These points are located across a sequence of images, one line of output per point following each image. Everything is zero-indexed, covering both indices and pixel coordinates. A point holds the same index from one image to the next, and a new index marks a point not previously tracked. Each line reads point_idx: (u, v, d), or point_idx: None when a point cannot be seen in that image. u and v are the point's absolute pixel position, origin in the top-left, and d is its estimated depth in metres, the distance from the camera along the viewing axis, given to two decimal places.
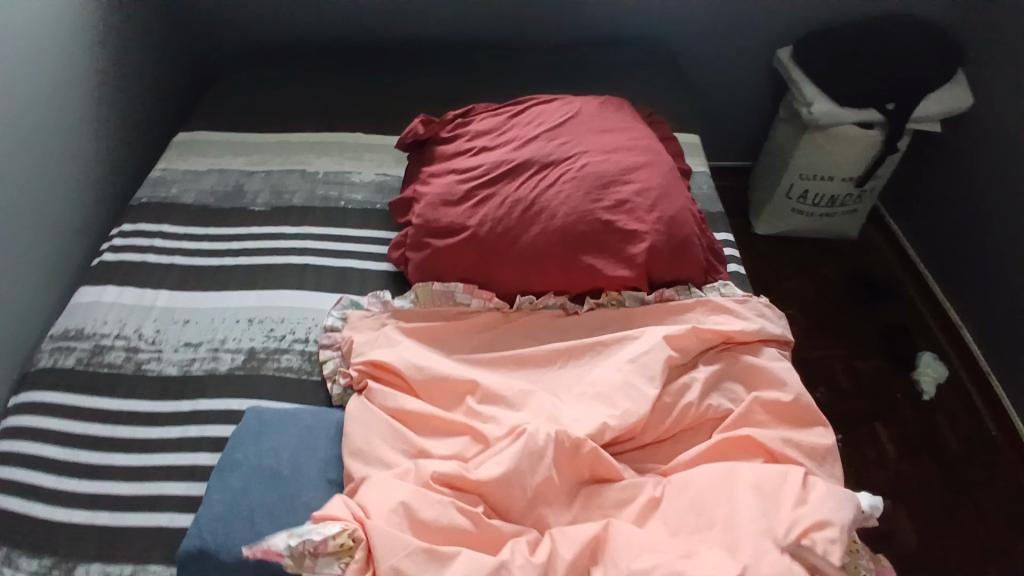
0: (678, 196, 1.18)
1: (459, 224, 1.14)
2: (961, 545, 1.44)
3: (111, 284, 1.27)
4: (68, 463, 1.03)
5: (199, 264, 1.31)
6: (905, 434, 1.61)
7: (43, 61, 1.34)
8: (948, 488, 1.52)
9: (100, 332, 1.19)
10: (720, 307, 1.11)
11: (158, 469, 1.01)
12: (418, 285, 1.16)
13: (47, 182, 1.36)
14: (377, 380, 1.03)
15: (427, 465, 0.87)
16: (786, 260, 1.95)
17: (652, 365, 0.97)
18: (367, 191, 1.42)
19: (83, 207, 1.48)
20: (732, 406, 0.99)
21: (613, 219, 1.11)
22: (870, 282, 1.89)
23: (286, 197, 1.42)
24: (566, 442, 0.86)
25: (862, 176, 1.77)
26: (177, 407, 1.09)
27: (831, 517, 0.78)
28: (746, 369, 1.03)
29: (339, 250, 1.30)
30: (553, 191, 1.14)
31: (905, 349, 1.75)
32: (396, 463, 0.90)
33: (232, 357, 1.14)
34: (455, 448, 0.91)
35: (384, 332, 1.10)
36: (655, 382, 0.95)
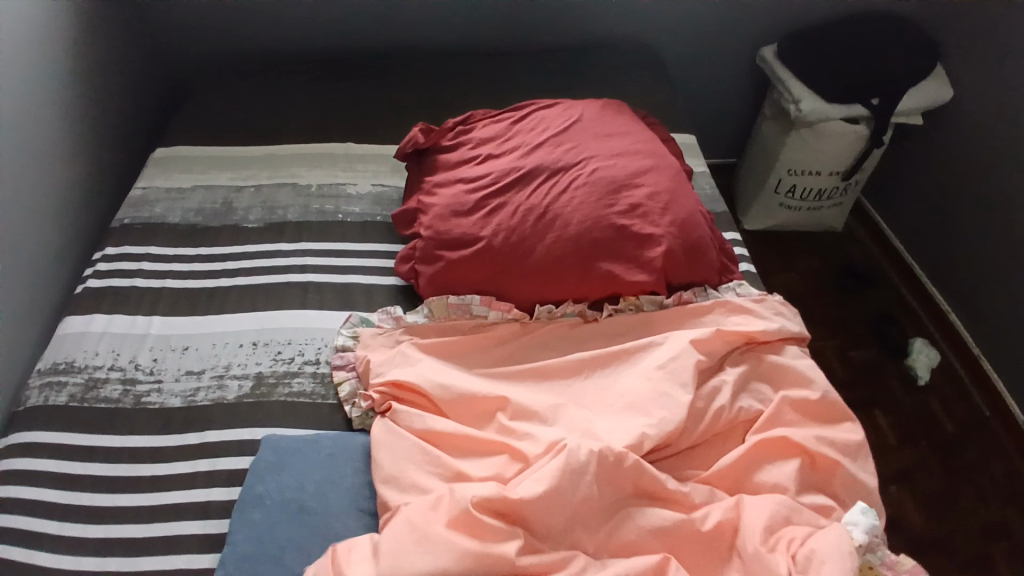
0: (690, 199, 1.17)
1: (471, 235, 1.12)
2: (966, 525, 1.48)
3: (99, 312, 1.21)
4: (72, 507, 0.97)
5: (193, 286, 1.24)
6: (903, 420, 1.65)
7: (11, 79, 1.25)
8: (950, 470, 1.56)
9: (92, 365, 1.13)
10: (739, 308, 1.11)
11: (170, 508, 0.96)
12: (432, 299, 1.12)
13: (22, 207, 1.28)
14: (400, 401, 1.00)
15: (463, 490, 0.82)
16: (776, 255, 1.97)
17: (682, 371, 0.96)
18: (365, 203, 1.38)
19: (60, 231, 1.40)
20: (761, 407, 0.98)
21: (630, 224, 1.10)
22: (858, 273, 1.93)
23: (279, 213, 1.37)
24: (608, 456, 0.84)
25: (848, 170, 1.81)
26: (184, 441, 1.03)
27: None
28: (770, 370, 1.03)
29: (342, 265, 1.25)
30: (566, 198, 1.12)
31: (897, 337, 1.79)
32: (432, 487, 0.87)
33: (238, 384, 1.09)
34: (493, 469, 0.88)
35: (401, 349, 1.06)
36: (687, 387, 0.94)
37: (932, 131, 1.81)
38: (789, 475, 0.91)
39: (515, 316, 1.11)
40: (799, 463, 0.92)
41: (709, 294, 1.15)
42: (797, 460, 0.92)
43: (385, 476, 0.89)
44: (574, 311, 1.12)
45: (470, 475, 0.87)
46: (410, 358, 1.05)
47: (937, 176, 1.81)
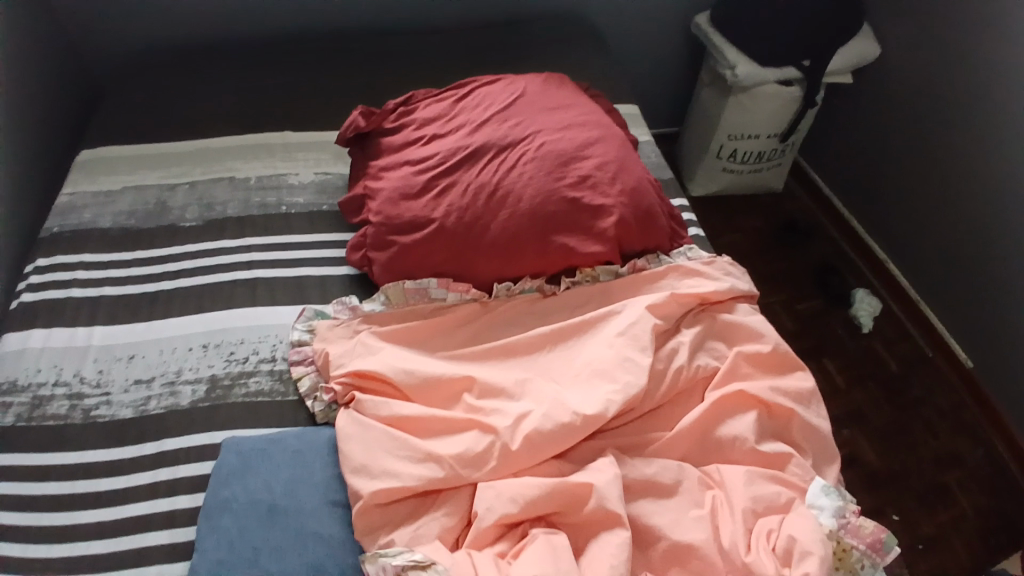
0: (637, 166, 1.19)
1: (423, 217, 1.10)
2: (916, 458, 1.58)
3: (36, 327, 1.13)
4: (28, 531, 0.92)
5: (134, 291, 1.18)
6: (851, 365, 1.73)
7: None
8: (897, 409, 1.66)
9: (35, 382, 1.06)
10: (691, 271, 1.13)
11: (133, 522, 0.92)
12: (388, 285, 1.10)
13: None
14: (363, 391, 0.99)
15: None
16: (723, 218, 2.03)
17: (641, 335, 0.97)
18: (309, 193, 1.33)
19: None
20: (719, 364, 1.01)
21: (580, 195, 1.11)
22: (799, 231, 2.01)
23: (219, 209, 1.31)
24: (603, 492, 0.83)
25: (785, 131, 1.86)
26: (141, 452, 0.98)
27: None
28: (724, 327, 1.06)
29: (290, 258, 1.22)
30: (516, 173, 1.11)
31: (840, 288, 1.87)
32: (403, 471, 0.86)
33: (193, 389, 1.04)
34: (465, 445, 0.88)
35: (360, 338, 1.04)
36: (646, 351, 0.96)
37: (859, 88, 1.88)
38: (748, 426, 0.94)
39: (474, 296, 1.10)
40: (757, 414, 0.95)
41: (662, 261, 1.17)
42: (756, 412, 0.96)
43: (353, 466, 0.88)
44: (531, 287, 1.12)
45: (441, 454, 0.87)
46: (370, 348, 1.02)
47: (867, 132, 1.89)
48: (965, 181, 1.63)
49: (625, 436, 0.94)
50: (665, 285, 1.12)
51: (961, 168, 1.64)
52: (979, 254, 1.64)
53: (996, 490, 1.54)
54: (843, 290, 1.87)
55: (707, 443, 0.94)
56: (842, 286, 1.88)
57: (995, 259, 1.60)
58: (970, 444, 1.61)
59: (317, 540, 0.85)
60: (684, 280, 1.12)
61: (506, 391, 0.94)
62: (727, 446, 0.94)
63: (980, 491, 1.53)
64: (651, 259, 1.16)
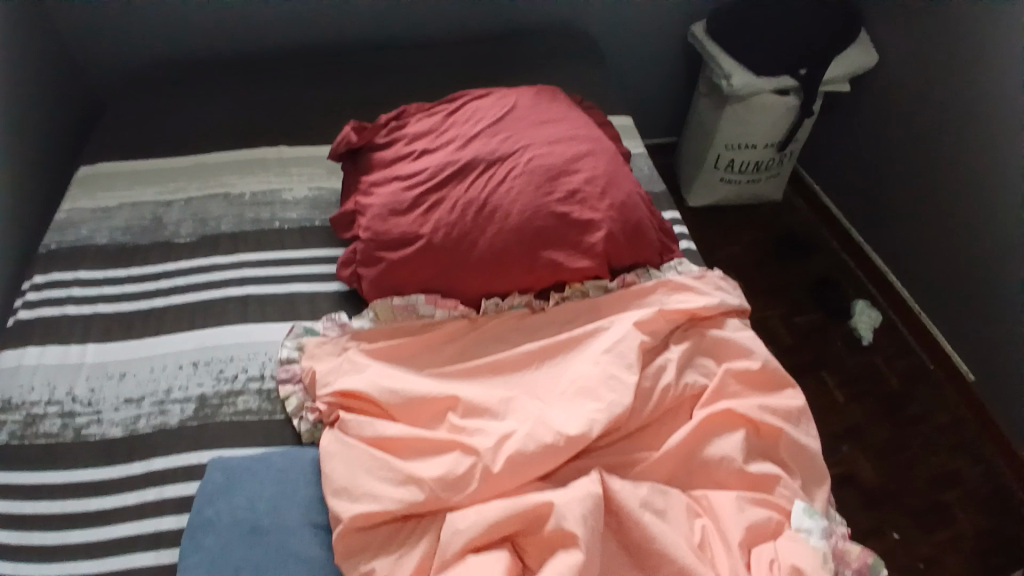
0: (628, 181, 1.18)
1: (411, 233, 1.10)
2: (915, 473, 1.56)
3: (31, 344, 1.14)
4: (17, 550, 0.93)
5: (128, 308, 1.19)
6: (850, 378, 1.71)
7: None
8: (897, 422, 1.64)
9: (28, 400, 1.07)
10: (681, 286, 1.12)
11: (120, 541, 0.92)
12: (376, 302, 1.10)
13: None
14: (349, 410, 0.99)
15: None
16: (721, 228, 2.02)
17: (627, 353, 0.97)
18: (302, 208, 1.34)
19: None
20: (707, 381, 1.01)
21: (569, 211, 1.10)
22: (798, 240, 1.99)
23: (213, 224, 1.32)
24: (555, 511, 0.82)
25: (783, 141, 1.85)
26: (129, 471, 0.99)
27: None
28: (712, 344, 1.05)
29: (282, 274, 1.22)
30: (504, 189, 1.11)
31: (839, 299, 1.86)
32: (386, 495, 0.86)
33: (182, 407, 1.05)
34: (446, 467, 0.88)
35: (347, 355, 1.04)
36: (632, 369, 0.95)
37: (858, 97, 1.87)
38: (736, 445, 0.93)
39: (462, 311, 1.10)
40: (745, 433, 0.94)
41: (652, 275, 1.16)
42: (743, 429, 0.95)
43: (336, 486, 0.88)
44: (521, 301, 1.11)
45: (422, 476, 0.87)
46: (358, 365, 1.03)
47: (867, 140, 1.87)
48: (965, 191, 1.61)
49: (611, 455, 0.93)
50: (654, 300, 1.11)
51: (961, 178, 1.62)
52: (981, 265, 1.62)
53: (996, 507, 1.51)
54: (842, 302, 1.85)
55: (695, 461, 0.93)
56: (842, 297, 1.86)
57: (996, 270, 1.58)
58: (971, 458, 1.59)
59: (299, 561, 0.85)
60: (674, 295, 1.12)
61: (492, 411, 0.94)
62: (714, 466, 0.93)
63: (980, 508, 1.51)
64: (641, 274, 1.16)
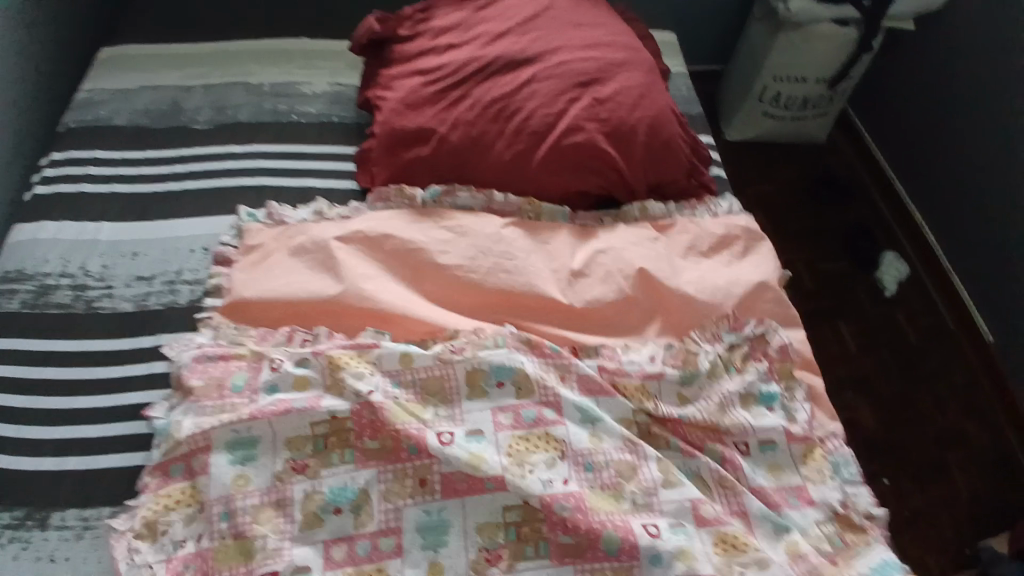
0: (662, 94, 1.12)
1: (427, 129, 1.06)
2: (915, 429, 1.52)
3: (48, 219, 1.16)
4: (27, 411, 0.96)
5: (141, 191, 1.19)
6: (864, 327, 1.66)
7: None
8: (907, 378, 1.59)
9: (42, 271, 1.09)
10: (746, 395, 0.90)
11: (125, 410, 0.96)
12: (331, 364, 0.87)
13: None
14: (255, 311, 0.96)
15: (452, 443, 0.81)
16: (754, 165, 1.91)
17: (681, 512, 0.80)
18: (320, 102, 1.29)
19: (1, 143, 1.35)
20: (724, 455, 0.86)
21: (794, 328, 0.99)
22: (835, 185, 1.89)
23: (230, 113, 1.28)
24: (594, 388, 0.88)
25: (836, 77, 1.73)
26: (138, 344, 1.02)
27: (734, 418, 0.88)
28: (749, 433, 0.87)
29: (295, 169, 1.19)
30: (528, 90, 1.07)
31: (871, 252, 1.77)
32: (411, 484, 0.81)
33: (192, 289, 1.06)
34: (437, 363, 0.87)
35: (262, 253, 1.02)
36: (683, 520, 0.80)
37: (924, 35, 1.72)
38: None
39: (583, 259, 1.00)
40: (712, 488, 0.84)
41: (799, 403, 0.92)
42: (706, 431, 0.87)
43: (442, 257, 0.99)
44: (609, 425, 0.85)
45: (445, 375, 0.87)
46: (281, 446, 0.83)
47: (926, 85, 1.74)
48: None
49: (628, 255, 1.00)
50: (772, 422, 0.88)
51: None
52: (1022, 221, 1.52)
53: (998, 471, 1.47)
54: (871, 252, 1.77)
55: (680, 265, 1.01)
56: (870, 247, 1.78)
57: None
58: (982, 425, 1.54)
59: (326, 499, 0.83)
60: (799, 424, 0.90)
61: (558, 397, 0.86)
62: (687, 386, 0.90)
63: (978, 472, 1.48)
64: (619, 380, 0.89)
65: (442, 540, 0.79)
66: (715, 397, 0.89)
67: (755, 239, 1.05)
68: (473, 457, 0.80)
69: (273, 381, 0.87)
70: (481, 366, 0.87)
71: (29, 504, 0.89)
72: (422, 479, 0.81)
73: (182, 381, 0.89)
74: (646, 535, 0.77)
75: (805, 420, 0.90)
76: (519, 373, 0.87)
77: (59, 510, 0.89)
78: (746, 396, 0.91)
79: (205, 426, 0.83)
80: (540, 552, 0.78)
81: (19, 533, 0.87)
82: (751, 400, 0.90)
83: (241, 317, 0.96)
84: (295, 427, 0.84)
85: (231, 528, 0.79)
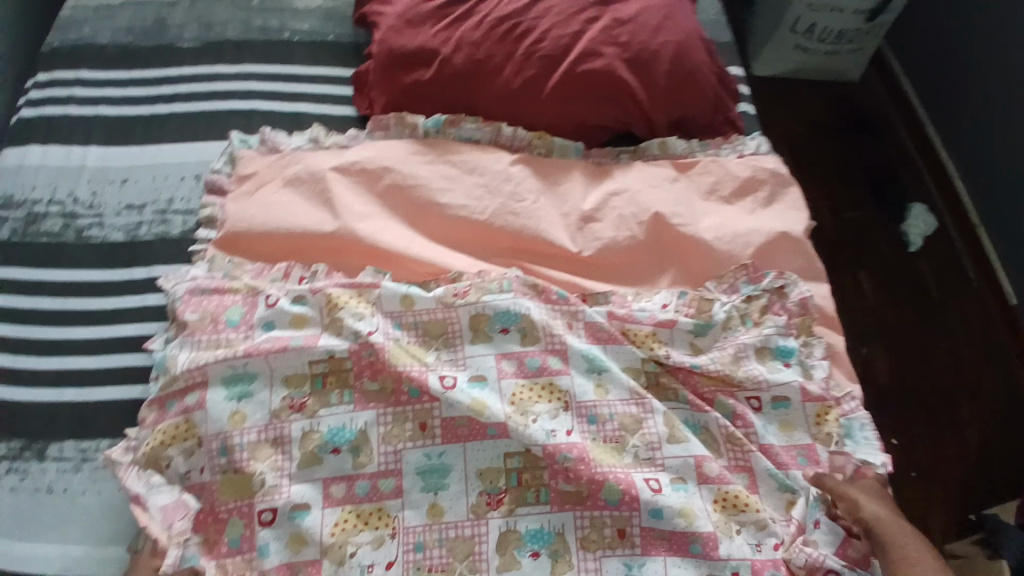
0: (688, 15, 1.02)
1: (428, 50, 0.97)
2: (928, 384, 1.49)
3: (33, 143, 1.09)
4: (20, 342, 0.94)
5: (129, 114, 1.12)
6: (884, 279, 1.60)
7: None
8: (924, 332, 1.55)
9: (31, 199, 1.04)
10: (764, 348, 0.85)
11: (120, 343, 0.93)
12: (332, 300, 0.83)
13: None
14: (252, 244, 0.91)
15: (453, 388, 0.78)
16: (778, 103, 1.80)
17: (683, 467, 0.78)
18: (314, 18, 1.20)
19: None
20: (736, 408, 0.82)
21: (815, 282, 0.92)
22: (863, 126, 1.79)
23: (218, 30, 1.19)
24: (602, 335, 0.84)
25: (876, 8, 1.60)
26: (132, 275, 0.98)
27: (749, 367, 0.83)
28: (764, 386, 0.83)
29: (287, 92, 1.11)
30: (541, 8, 0.98)
31: (895, 197, 1.69)
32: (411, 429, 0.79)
33: (185, 219, 1.02)
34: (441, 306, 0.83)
35: (258, 180, 0.96)
36: (685, 476, 0.77)
37: None
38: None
39: (595, 201, 0.94)
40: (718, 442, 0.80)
41: (816, 359, 0.86)
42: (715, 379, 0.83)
43: (446, 194, 0.93)
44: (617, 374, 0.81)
45: (447, 318, 0.83)
46: (275, 386, 0.80)
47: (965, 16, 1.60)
48: None
49: (644, 194, 0.94)
50: (787, 377, 0.83)
51: None
52: None
53: (1009, 428, 1.45)
54: (898, 202, 1.69)
55: (700, 206, 0.95)
56: (897, 197, 1.70)
57: None
58: (997, 381, 1.50)
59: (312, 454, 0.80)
60: (815, 382, 0.84)
61: (563, 345, 0.82)
62: (700, 335, 0.85)
63: (989, 427, 1.46)
64: (628, 327, 0.85)
65: (447, 484, 0.77)
66: (731, 348, 0.84)
67: (780, 176, 0.98)
68: (475, 404, 0.77)
69: (269, 318, 0.83)
70: (485, 310, 0.83)
71: (27, 436, 0.88)
72: (422, 424, 0.79)
73: (176, 314, 0.84)
74: (647, 489, 0.75)
75: (821, 378, 0.85)
76: (524, 320, 0.82)
77: (59, 442, 0.87)
78: (762, 349, 0.85)
79: (201, 361, 0.80)
80: (541, 500, 0.77)
81: (17, 464, 0.86)
82: (768, 352, 0.85)
83: (236, 252, 0.92)
84: (291, 366, 0.81)
85: (230, 464, 0.77)
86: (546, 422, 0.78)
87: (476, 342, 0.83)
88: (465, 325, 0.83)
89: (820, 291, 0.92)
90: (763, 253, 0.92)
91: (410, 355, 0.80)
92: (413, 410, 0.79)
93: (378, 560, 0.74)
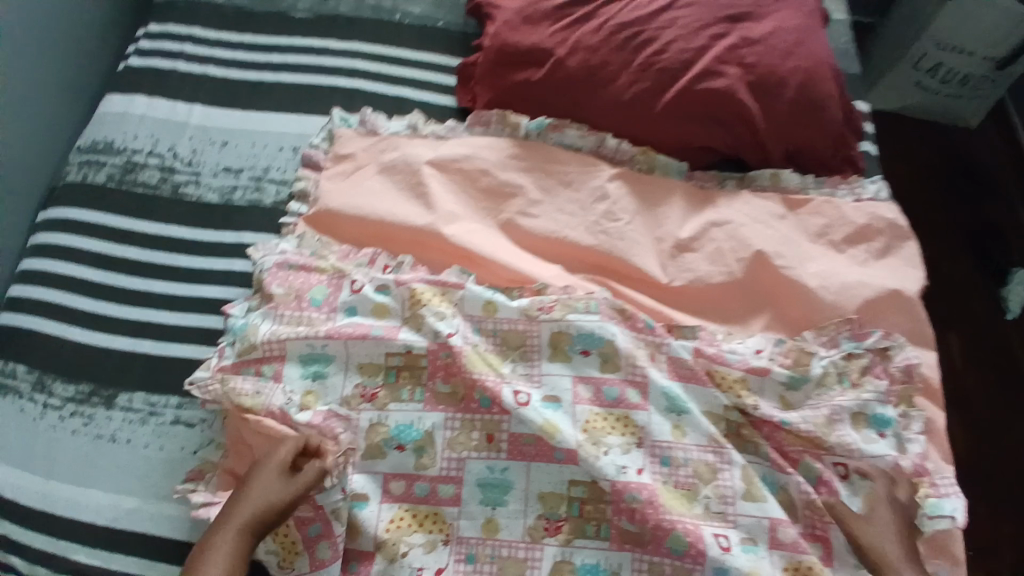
0: (822, 43, 0.95)
1: (542, 49, 0.94)
2: (1009, 464, 1.38)
3: (140, 94, 1.12)
4: (102, 286, 0.96)
5: (234, 77, 1.13)
6: (975, 345, 1.49)
7: None
8: (1012, 409, 1.43)
9: (131, 147, 1.07)
10: (860, 414, 0.79)
11: (201, 303, 0.94)
12: (416, 294, 0.81)
13: None
14: (342, 225, 0.91)
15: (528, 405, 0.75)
16: (886, 141, 1.69)
17: (755, 528, 0.73)
18: (426, 3, 1.18)
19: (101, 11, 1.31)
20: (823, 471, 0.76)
21: (925, 349, 0.85)
22: (975, 178, 1.66)
23: (330, 3, 1.19)
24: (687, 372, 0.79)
25: (1006, 57, 1.51)
26: (220, 238, 0.99)
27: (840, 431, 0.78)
28: (855, 454, 0.77)
29: (391, 74, 1.10)
30: (666, 19, 0.93)
31: (1000, 260, 1.57)
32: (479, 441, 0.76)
33: (278, 190, 1.02)
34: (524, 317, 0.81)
35: (353, 163, 0.95)
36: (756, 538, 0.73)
37: None
38: None
39: (694, 229, 0.89)
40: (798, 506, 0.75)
41: (915, 435, 0.79)
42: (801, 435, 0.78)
43: (539, 203, 0.90)
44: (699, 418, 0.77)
45: (528, 330, 0.80)
46: (349, 374, 0.80)
47: None
48: None
49: (747, 228, 0.89)
50: (881, 449, 0.77)
51: None
52: None
53: None
54: (1003, 265, 1.56)
55: (808, 249, 0.88)
56: (1004, 260, 1.57)
57: None
58: None
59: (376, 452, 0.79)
60: (910, 458, 0.78)
61: (645, 377, 0.78)
62: (792, 389, 0.80)
63: None
64: (716, 368, 0.80)
65: (503, 500, 0.75)
66: (824, 409, 0.79)
67: (899, 228, 0.91)
68: (547, 427, 0.74)
69: (352, 303, 0.82)
70: (568, 329, 0.80)
71: (99, 380, 0.90)
72: (489, 436, 0.76)
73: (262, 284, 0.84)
74: (715, 546, 0.71)
75: (917, 454, 0.78)
76: (606, 345, 0.79)
77: (128, 392, 0.89)
78: (857, 414, 0.79)
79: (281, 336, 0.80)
80: (599, 534, 0.74)
81: (83, 408, 0.88)
82: (864, 419, 0.79)
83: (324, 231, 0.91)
84: (367, 355, 0.80)
85: None
86: (618, 458, 0.74)
87: (556, 360, 0.79)
88: (546, 341, 0.80)
89: (927, 359, 0.85)
90: (871, 310, 0.85)
91: (487, 364, 0.78)
92: (481, 419, 0.77)
93: (428, 566, 0.73)
